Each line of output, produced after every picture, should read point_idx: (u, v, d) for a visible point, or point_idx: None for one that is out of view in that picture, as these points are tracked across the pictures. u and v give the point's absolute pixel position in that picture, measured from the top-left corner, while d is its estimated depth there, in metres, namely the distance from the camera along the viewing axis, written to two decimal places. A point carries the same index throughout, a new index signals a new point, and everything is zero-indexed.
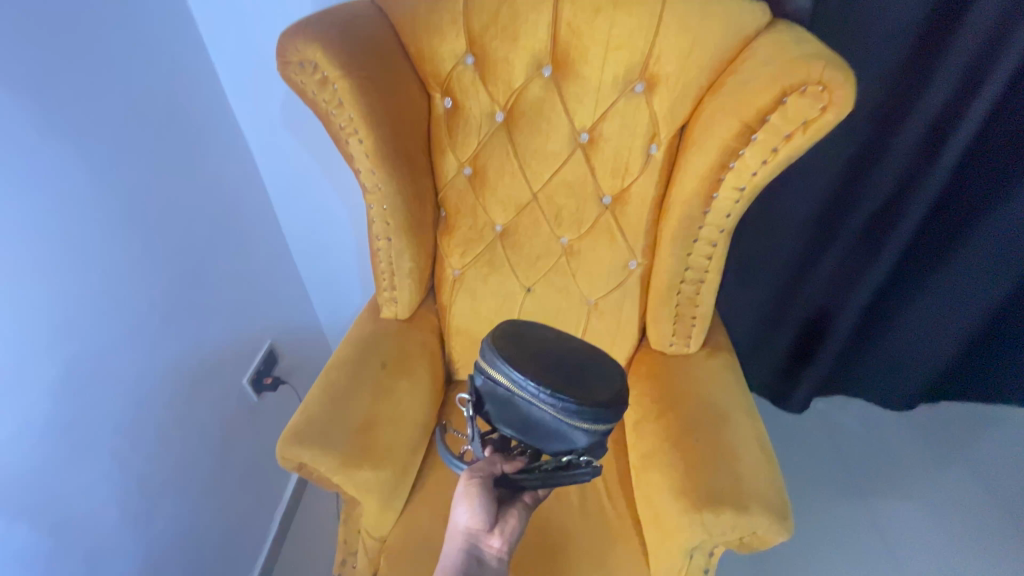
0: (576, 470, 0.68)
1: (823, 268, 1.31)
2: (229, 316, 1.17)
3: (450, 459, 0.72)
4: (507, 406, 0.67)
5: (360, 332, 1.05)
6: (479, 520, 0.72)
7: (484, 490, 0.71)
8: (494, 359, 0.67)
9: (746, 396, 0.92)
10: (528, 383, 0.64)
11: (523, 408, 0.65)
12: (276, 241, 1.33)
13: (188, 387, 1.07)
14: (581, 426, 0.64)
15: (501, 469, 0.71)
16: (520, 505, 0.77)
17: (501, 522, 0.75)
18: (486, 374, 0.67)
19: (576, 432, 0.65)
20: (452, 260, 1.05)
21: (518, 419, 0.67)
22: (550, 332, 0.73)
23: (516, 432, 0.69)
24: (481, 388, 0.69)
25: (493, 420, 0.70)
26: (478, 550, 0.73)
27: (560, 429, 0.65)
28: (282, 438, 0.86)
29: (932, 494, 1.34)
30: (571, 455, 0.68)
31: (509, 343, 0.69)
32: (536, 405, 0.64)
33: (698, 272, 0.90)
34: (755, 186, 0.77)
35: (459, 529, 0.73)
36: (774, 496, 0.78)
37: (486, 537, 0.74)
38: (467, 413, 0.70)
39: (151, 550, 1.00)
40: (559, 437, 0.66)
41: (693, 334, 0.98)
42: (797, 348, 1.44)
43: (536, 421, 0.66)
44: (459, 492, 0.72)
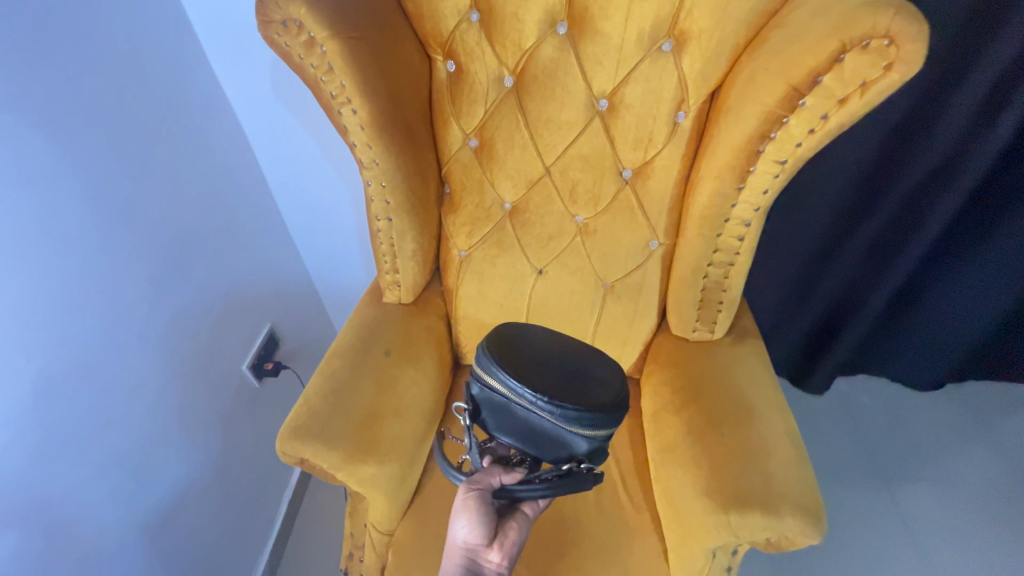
0: (577, 477, 0.64)
1: (854, 246, 1.23)
2: (225, 301, 1.11)
3: (448, 470, 0.67)
4: (505, 414, 0.65)
5: (362, 317, 0.99)
6: (479, 534, 0.70)
7: (483, 503, 0.68)
8: (489, 367, 0.65)
9: (776, 386, 0.85)
10: (524, 391, 0.62)
11: (521, 416, 0.63)
12: (272, 218, 1.25)
13: (185, 376, 1.02)
14: (582, 431, 0.62)
15: (497, 480, 0.67)
16: (519, 516, 0.74)
17: (500, 535, 0.72)
18: (483, 382, 0.65)
19: (577, 438, 0.63)
20: (458, 240, 0.98)
21: (516, 427, 0.65)
22: (544, 338, 0.72)
23: (515, 440, 0.67)
24: (477, 396, 0.67)
25: (491, 429, 0.68)
26: (477, 565, 0.71)
27: (560, 435, 0.63)
28: (282, 432, 0.81)
29: (961, 480, 1.28)
30: (571, 463, 0.65)
31: (505, 350, 0.67)
32: (534, 413, 0.62)
33: (726, 255, 0.82)
34: (798, 159, 0.68)
35: (458, 544, 0.71)
36: (806, 497, 0.72)
37: (486, 551, 0.71)
38: (464, 422, 0.67)
39: (154, 542, 0.97)
40: (559, 443, 0.64)
41: (719, 320, 0.91)
42: (820, 330, 1.37)
43: (536, 429, 0.64)
44: (457, 507, 0.70)
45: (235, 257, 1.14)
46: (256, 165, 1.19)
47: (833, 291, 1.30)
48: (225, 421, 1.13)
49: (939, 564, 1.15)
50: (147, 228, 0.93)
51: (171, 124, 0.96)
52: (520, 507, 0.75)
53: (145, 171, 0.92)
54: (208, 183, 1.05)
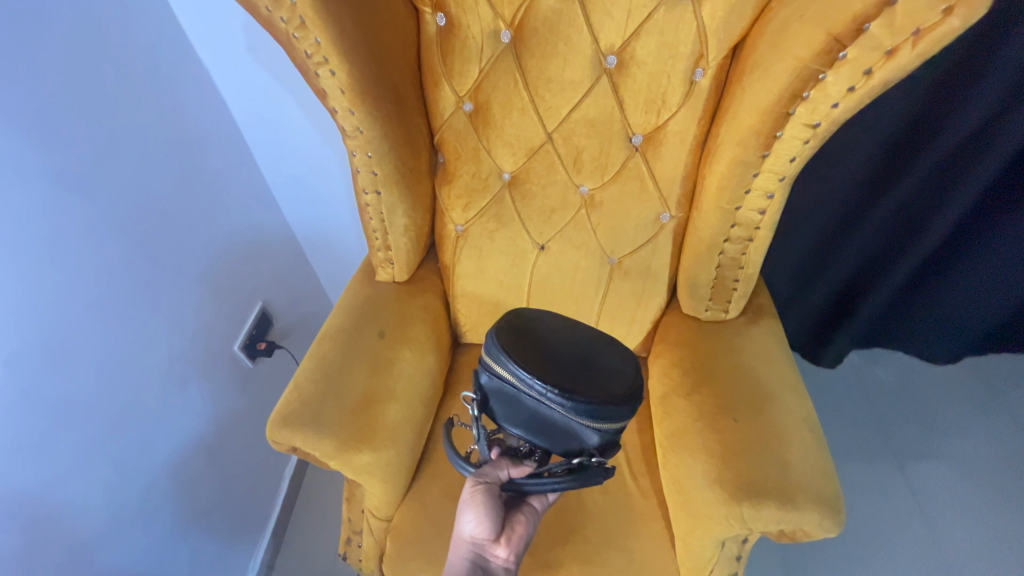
0: (587, 472, 0.59)
1: (880, 213, 1.14)
2: (212, 281, 1.06)
3: (456, 460, 0.63)
4: (514, 404, 0.61)
5: (353, 298, 0.93)
6: (485, 528, 0.67)
7: (490, 495, 0.67)
8: (496, 355, 0.60)
9: (793, 369, 0.80)
10: (534, 381, 0.57)
11: (530, 408, 0.59)
12: (259, 191, 1.18)
13: (172, 361, 0.98)
14: (593, 424, 0.58)
15: (507, 473, 0.64)
16: (528, 509, 0.72)
17: (507, 530, 0.70)
18: (491, 371, 0.61)
19: (587, 431, 0.59)
20: (454, 214, 0.91)
21: (525, 418, 0.61)
22: (556, 325, 0.67)
23: (524, 432, 0.62)
24: (485, 386, 0.62)
25: (500, 420, 0.63)
26: (483, 560, 0.68)
27: (570, 427, 0.59)
28: (272, 421, 0.77)
29: (977, 457, 1.24)
30: (581, 456, 0.60)
31: (514, 338, 0.62)
32: (544, 405, 0.58)
33: (745, 230, 0.75)
34: (833, 121, 0.61)
35: (464, 538, 0.69)
36: (825, 489, 0.68)
37: (492, 547, 0.69)
38: (471, 412, 0.63)
39: (151, 526, 0.96)
40: (569, 436, 0.60)
41: (733, 299, 0.85)
42: (836, 302, 1.30)
43: (545, 420, 0.59)
44: (465, 499, 0.68)
45: (220, 234, 1.07)
46: (237, 133, 1.10)
47: (853, 261, 1.22)
48: (217, 404, 1.10)
49: (950, 542, 1.13)
50: (116, 205, 0.86)
51: (138, 89, 0.88)
52: (529, 501, 0.73)
53: (110, 143, 0.84)
54: (185, 154, 0.98)
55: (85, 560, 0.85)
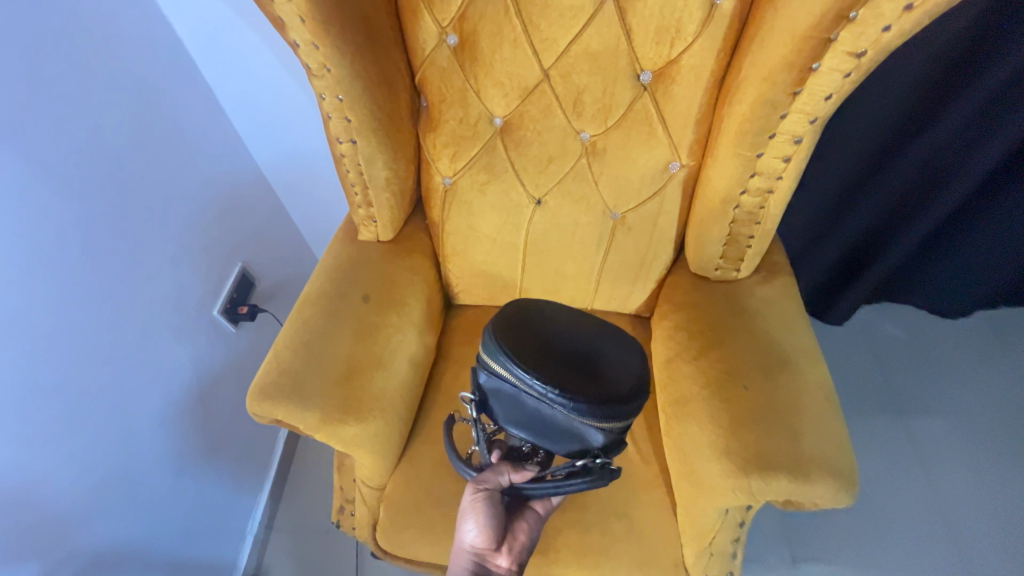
0: (587, 476, 0.56)
1: (908, 160, 1.07)
2: (183, 242, 0.98)
3: (456, 464, 0.63)
4: (514, 405, 0.57)
5: (334, 259, 0.86)
6: (486, 538, 0.64)
7: (491, 504, 0.63)
8: (494, 353, 0.56)
9: (808, 331, 0.75)
10: (534, 380, 0.54)
11: (531, 407, 0.56)
12: (228, 140, 1.06)
13: (152, 329, 0.92)
14: (597, 424, 0.54)
15: (507, 478, 0.62)
16: (530, 515, 0.69)
17: (509, 537, 0.66)
18: (490, 370, 0.57)
19: (592, 432, 0.55)
20: (441, 165, 0.82)
21: (526, 420, 0.57)
22: (560, 316, 0.63)
23: (525, 434, 0.59)
24: (484, 385, 0.59)
25: (500, 422, 0.60)
26: (485, 568, 0.65)
27: (573, 428, 0.55)
28: (251, 393, 0.72)
29: (979, 411, 1.22)
30: (585, 459, 0.57)
31: (514, 334, 0.58)
32: (544, 405, 0.55)
33: (765, 180, 0.67)
34: (881, 48, 0.53)
35: (465, 546, 0.66)
36: (839, 459, 0.64)
37: (493, 556, 0.66)
38: (471, 415, 0.61)
39: (143, 496, 0.92)
40: (572, 437, 0.56)
41: (747, 258, 0.78)
42: (848, 259, 1.24)
43: (547, 421, 0.56)
44: (465, 508, 0.65)
45: (187, 189, 0.98)
46: (197, 73, 0.98)
47: (872, 214, 1.15)
48: (201, 372, 1.03)
49: (952, 496, 1.12)
50: (62, 160, 0.77)
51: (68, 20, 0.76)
52: (531, 505, 0.70)
53: (41, 86, 0.73)
54: (138, 98, 0.87)
55: (76, 535, 0.82)
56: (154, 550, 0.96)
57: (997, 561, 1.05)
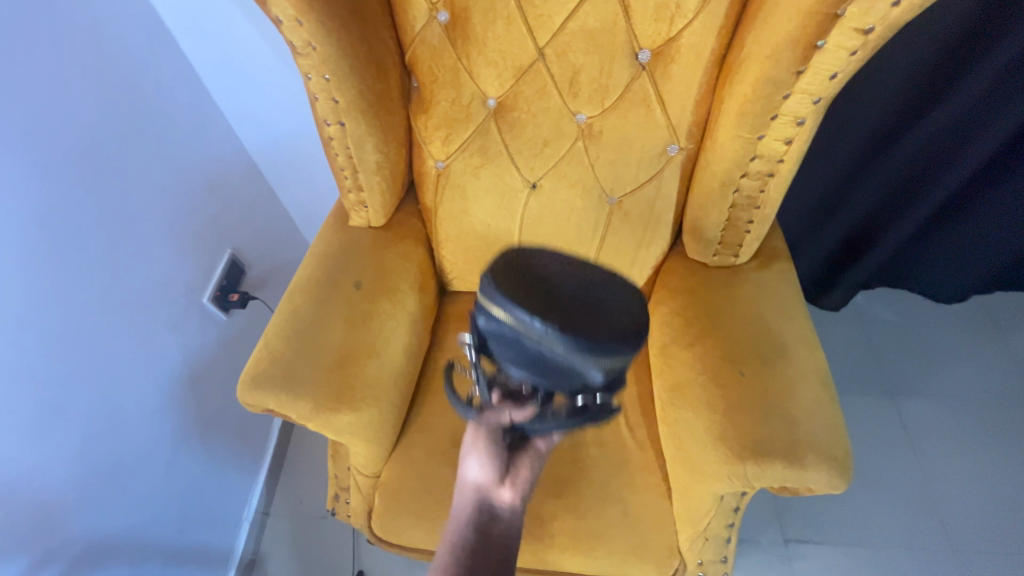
0: (590, 413, 0.57)
1: (911, 142, 1.05)
2: (169, 228, 0.95)
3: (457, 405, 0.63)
4: (513, 346, 0.56)
5: (325, 245, 0.84)
6: (487, 466, 0.63)
7: (492, 434, 0.63)
8: (493, 294, 0.55)
9: (806, 316, 0.74)
10: (534, 322, 0.52)
11: (530, 349, 0.54)
12: (215, 123, 1.03)
13: (141, 317, 0.90)
14: (597, 363, 0.53)
15: (508, 416, 0.61)
16: (534, 449, 0.65)
17: (512, 472, 0.64)
18: (488, 312, 0.56)
19: (592, 371, 0.54)
20: (433, 148, 0.80)
21: (526, 361, 0.56)
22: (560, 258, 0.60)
23: (525, 374, 0.58)
24: (483, 327, 0.58)
25: (500, 363, 0.59)
26: (489, 504, 0.62)
27: (573, 368, 0.54)
28: (241, 382, 0.71)
29: (973, 395, 1.23)
30: (585, 396, 0.57)
31: (513, 276, 0.56)
32: (544, 346, 0.53)
33: (766, 163, 0.66)
34: (889, 25, 0.51)
35: (468, 483, 0.64)
36: (835, 445, 0.64)
37: (497, 491, 0.63)
38: (469, 357, 0.60)
39: (135, 486, 0.92)
40: (572, 377, 0.55)
41: (746, 244, 0.76)
42: (846, 244, 1.23)
43: (546, 362, 0.54)
44: (467, 442, 0.65)
45: (173, 174, 0.95)
46: (181, 52, 0.94)
47: (872, 197, 1.14)
48: (192, 360, 1.02)
49: (944, 479, 1.13)
50: (45, 143, 0.74)
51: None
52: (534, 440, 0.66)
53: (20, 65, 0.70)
54: (119, 78, 0.84)
55: (68, 524, 0.81)
56: (148, 538, 0.95)
57: (985, 542, 1.07)
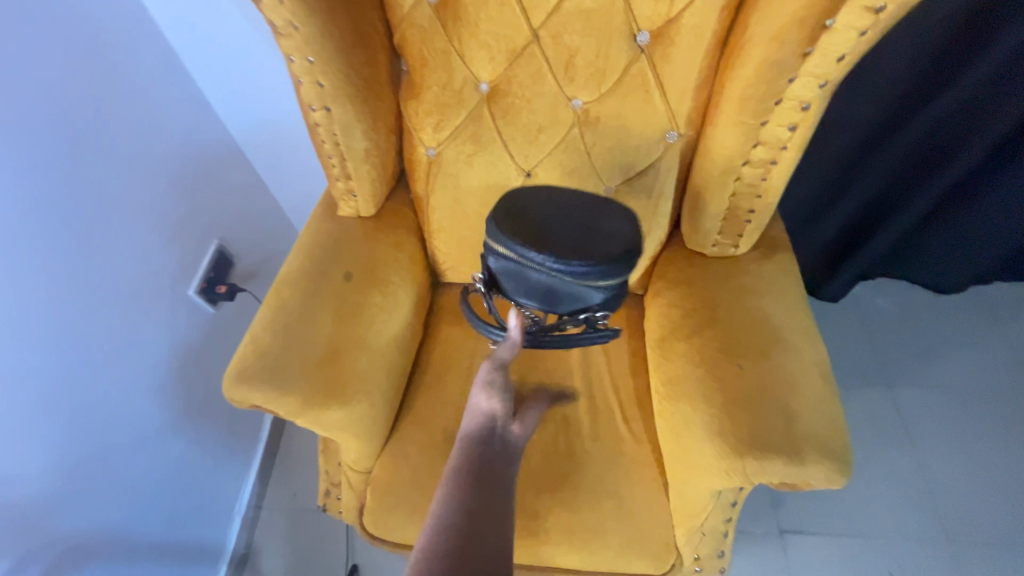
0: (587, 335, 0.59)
1: (913, 131, 1.03)
2: (152, 218, 0.92)
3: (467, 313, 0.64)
4: (512, 284, 0.56)
5: (313, 236, 0.82)
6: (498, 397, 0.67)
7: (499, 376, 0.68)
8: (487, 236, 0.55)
9: (806, 308, 0.72)
10: (534, 254, 0.52)
11: (527, 283, 0.55)
12: (197, 109, 0.99)
13: (123, 310, 0.87)
14: (593, 285, 0.53)
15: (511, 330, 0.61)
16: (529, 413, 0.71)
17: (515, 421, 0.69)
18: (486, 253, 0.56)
19: (589, 294, 0.54)
20: (424, 135, 0.77)
21: (526, 296, 0.56)
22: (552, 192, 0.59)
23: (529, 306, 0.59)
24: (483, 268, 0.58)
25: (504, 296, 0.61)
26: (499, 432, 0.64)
27: (571, 294, 0.54)
28: (227, 379, 0.69)
29: (970, 386, 1.22)
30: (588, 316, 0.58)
31: (504, 215, 0.56)
32: (539, 278, 0.53)
33: (769, 150, 0.63)
34: (901, 3, 0.49)
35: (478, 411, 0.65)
36: (836, 439, 0.62)
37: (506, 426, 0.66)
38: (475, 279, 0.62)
39: (121, 484, 0.89)
40: (573, 301, 0.55)
41: (746, 234, 0.74)
42: (845, 236, 1.22)
43: (545, 294, 0.55)
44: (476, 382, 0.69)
45: (154, 162, 0.92)
46: (159, 32, 0.90)
47: (872, 188, 1.12)
48: (180, 354, 0.99)
49: (940, 470, 1.13)
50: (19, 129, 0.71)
51: None
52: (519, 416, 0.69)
53: None
54: (93, 61, 0.80)
55: (54, 524, 0.79)
56: (138, 536, 0.93)
57: (979, 531, 1.07)
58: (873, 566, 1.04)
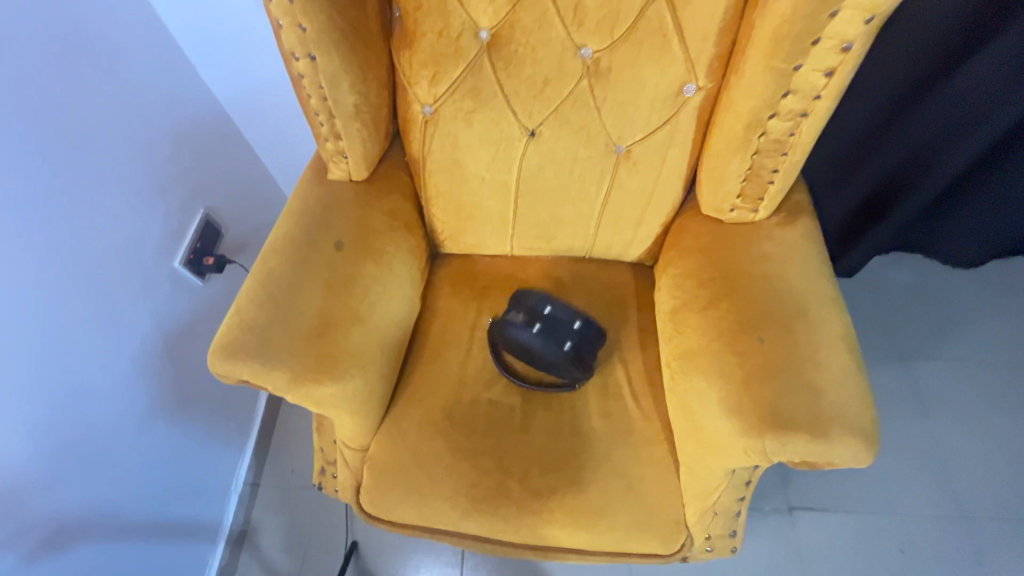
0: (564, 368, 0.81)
1: (941, 98, 0.96)
2: (128, 181, 0.86)
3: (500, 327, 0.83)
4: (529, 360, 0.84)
5: (302, 201, 0.76)
6: None
7: None
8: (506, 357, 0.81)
9: (831, 277, 0.67)
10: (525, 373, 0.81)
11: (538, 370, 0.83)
12: (174, 65, 0.92)
13: (102, 281, 0.82)
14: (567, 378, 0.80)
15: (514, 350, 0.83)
16: None
17: None
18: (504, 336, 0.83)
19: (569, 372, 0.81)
20: (420, 90, 0.71)
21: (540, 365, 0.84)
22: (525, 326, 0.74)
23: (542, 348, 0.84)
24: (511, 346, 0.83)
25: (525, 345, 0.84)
26: None
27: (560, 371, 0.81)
28: (212, 352, 0.65)
29: (988, 361, 1.18)
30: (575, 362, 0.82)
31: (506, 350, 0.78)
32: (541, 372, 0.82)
33: (800, 101, 0.58)
34: None
35: None
36: (863, 417, 0.58)
37: None
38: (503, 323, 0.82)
39: (109, 464, 0.86)
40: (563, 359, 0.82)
41: (767, 197, 0.68)
42: (860, 211, 1.16)
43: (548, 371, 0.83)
44: None
45: (130, 119, 0.85)
46: None
47: (891, 160, 1.06)
48: (166, 329, 0.94)
49: (955, 447, 1.10)
50: None
51: None
52: None
53: None
54: (53, 0, 0.73)
55: (34, 504, 0.74)
56: (126, 515, 0.89)
57: (992, 507, 1.04)
58: (881, 543, 1.01)
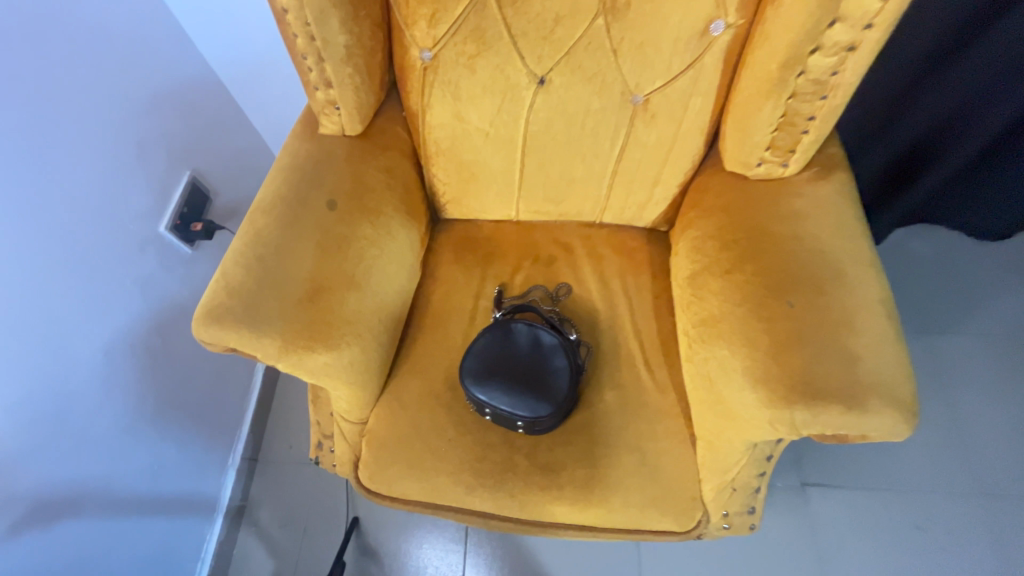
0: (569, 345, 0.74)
1: (989, 44, 0.83)
2: (105, 137, 0.79)
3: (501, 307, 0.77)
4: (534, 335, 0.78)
5: (292, 157, 0.71)
6: None
7: None
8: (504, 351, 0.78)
9: (868, 236, 0.62)
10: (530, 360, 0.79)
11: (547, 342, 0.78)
12: (153, 11, 0.85)
13: (83, 246, 0.77)
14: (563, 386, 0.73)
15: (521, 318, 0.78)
16: None
17: None
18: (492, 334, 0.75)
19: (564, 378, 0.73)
20: (418, 30, 0.65)
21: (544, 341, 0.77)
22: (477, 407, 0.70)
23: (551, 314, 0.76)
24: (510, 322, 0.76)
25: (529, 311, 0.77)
26: None
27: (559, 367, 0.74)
28: (196, 318, 0.60)
29: (1014, 334, 1.13)
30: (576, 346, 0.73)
31: None
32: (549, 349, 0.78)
33: (848, 31, 0.51)
34: None
35: None
36: (902, 386, 0.53)
37: None
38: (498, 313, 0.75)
39: (96, 439, 0.81)
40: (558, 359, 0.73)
41: (800, 148, 0.63)
42: (887, 175, 1.05)
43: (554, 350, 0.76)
44: None
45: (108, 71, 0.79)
46: None
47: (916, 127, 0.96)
48: (154, 298, 0.89)
49: (977, 422, 1.05)
50: None
51: None
52: None
53: None
54: None
55: (18, 478, 0.70)
56: (116, 490, 0.86)
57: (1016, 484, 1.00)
58: (898, 520, 0.98)
